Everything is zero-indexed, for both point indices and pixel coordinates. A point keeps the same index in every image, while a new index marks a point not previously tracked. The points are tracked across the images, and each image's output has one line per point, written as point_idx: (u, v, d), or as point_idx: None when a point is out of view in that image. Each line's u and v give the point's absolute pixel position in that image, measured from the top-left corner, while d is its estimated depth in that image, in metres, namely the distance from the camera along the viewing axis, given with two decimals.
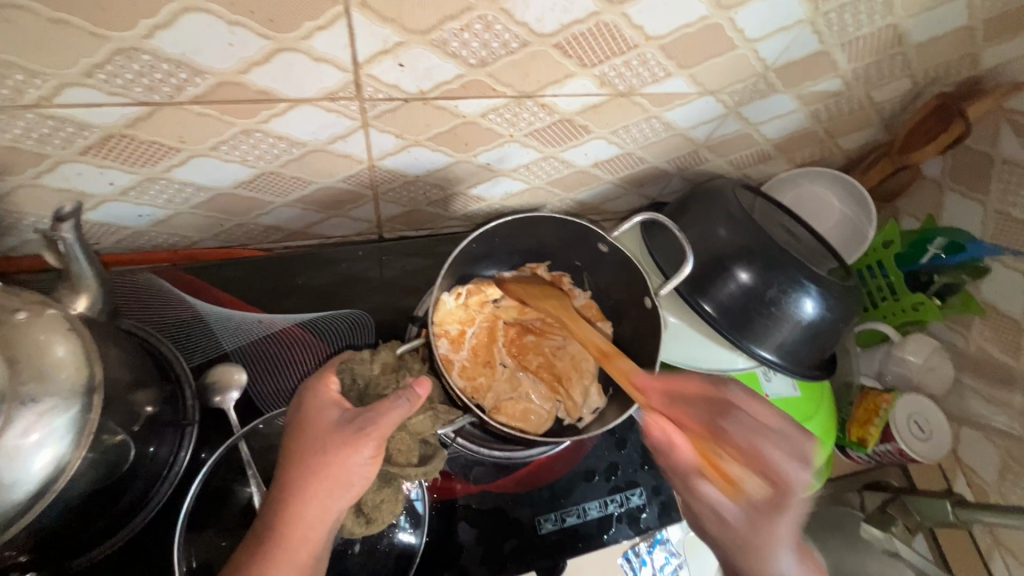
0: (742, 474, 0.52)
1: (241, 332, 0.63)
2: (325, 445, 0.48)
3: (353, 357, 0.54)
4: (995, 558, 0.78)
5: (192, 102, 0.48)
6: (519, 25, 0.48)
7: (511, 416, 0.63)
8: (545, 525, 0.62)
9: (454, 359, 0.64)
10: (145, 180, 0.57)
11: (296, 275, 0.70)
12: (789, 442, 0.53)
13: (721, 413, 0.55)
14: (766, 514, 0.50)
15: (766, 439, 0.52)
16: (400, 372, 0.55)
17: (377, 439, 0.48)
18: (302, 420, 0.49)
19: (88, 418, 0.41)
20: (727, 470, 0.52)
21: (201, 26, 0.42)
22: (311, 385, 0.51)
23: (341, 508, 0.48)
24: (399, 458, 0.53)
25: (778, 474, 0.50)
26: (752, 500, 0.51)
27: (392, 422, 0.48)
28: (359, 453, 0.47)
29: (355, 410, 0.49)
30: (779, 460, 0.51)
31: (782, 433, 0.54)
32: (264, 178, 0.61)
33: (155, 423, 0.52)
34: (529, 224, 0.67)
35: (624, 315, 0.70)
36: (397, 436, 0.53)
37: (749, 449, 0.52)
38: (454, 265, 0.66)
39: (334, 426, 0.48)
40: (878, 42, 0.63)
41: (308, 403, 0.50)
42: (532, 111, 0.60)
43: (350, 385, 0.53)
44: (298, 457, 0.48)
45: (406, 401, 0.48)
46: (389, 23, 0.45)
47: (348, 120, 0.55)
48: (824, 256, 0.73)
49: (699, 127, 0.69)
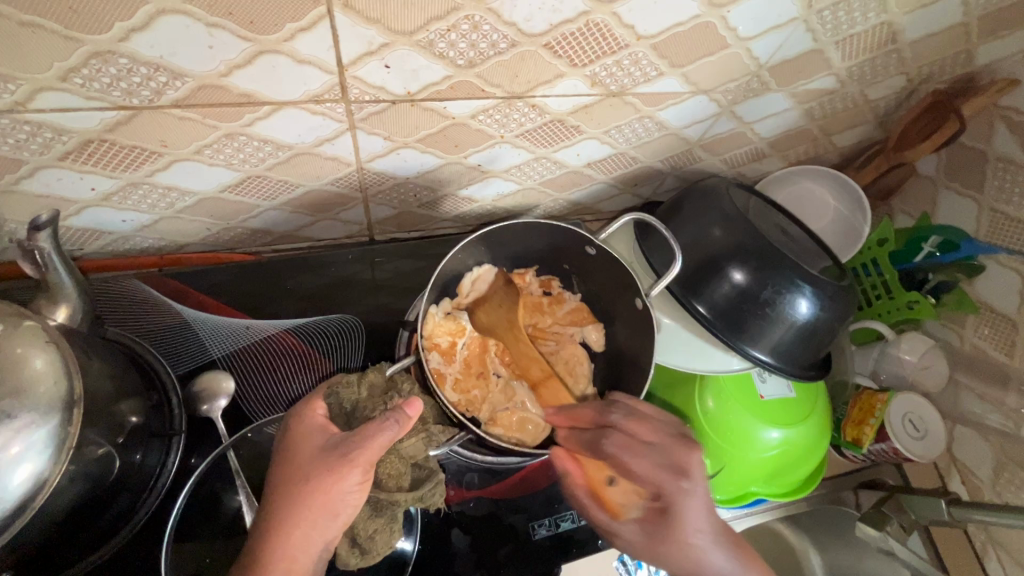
0: (624, 494, 0.56)
1: (228, 338, 0.63)
2: (312, 473, 0.47)
3: (340, 381, 0.53)
4: (990, 556, 0.79)
5: (173, 106, 0.47)
6: (508, 25, 0.47)
7: (508, 427, 0.62)
8: (539, 531, 0.61)
9: (447, 373, 0.64)
10: (128, 185, 0.56)
11: (285, 280, 0.69)
12: (662, 453, 0.54)
13: (600, 435, 0.56)
14: (655, 523, 0.53)
15: (642, 455, 0.54)
16: (389, 394, 0.54)
17: (364, 465, 0.47)
18: (289, 446, 0.49)
19: (68, 430, 0.40)
20: (614, 495, 0.56)
21: (179, 28, 0.41)
22: (296, 411, 0.51)
23: (325, 539, 0.47)
24: (390, 483, 0.52)
25: (651, 484, 0.53)
26: (639, 516, 0.54)
27: (378, 447, 0.47)
28: (346, 480, 0.47)
29: (340, 435, 0.49)
30: (653, 474, 0.53)
31: (655, 446, 0.54)
32: (250, 181, 0.59)
33: (142, 431, 0.52)
34: (517, 231, 0.66)
35: (617, 316, 0.69)
36: (386, 459, 0.52)
37: (627, 467, 0.55)
38: (440, 276, 0.64)
39: (319, 453, 0.48)
40: (872, 40, 0.62)
41: (294, 429, 0.50)
42: (523, 111, 0.59)
43: (337, 410, 0.52)
44: (286, 485, 0.48)
45: (394, 424, 0.47)
46: (374, 24, 0.44)
47: (335, 122, 0.54)
48: (819, 257, 0.73)
49: (692, 126, 0.69)
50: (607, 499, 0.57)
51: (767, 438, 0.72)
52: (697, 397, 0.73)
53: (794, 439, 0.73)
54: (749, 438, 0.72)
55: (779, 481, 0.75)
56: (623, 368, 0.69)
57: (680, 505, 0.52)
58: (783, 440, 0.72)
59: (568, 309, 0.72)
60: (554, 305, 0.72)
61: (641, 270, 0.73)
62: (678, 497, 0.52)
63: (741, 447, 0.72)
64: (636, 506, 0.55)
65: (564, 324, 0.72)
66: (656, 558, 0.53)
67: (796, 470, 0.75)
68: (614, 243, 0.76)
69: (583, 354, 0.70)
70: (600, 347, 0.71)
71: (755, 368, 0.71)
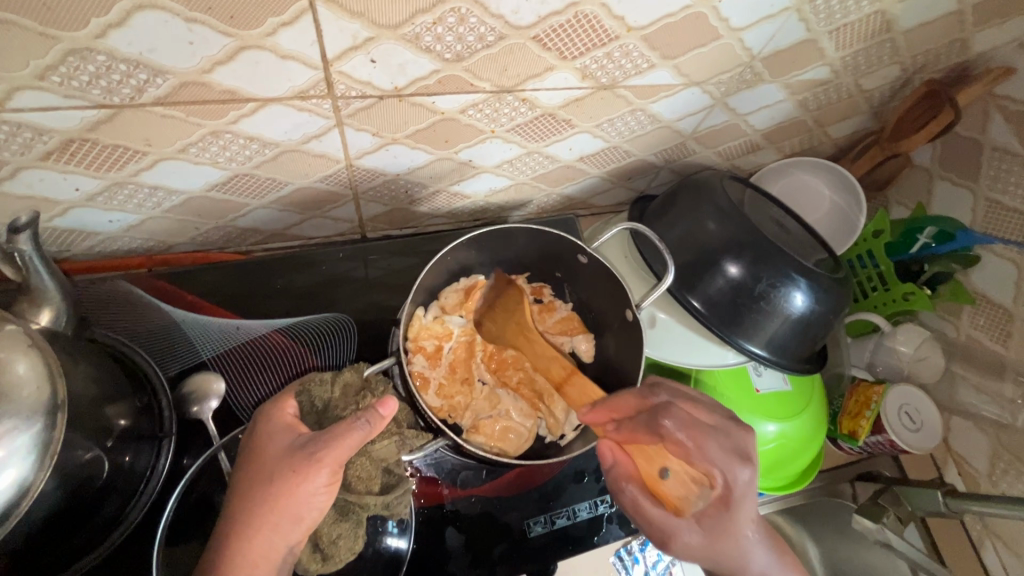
0: (682, 487, 0.52)
1: (219, 339, 0.62)
2: (277, 473, 0.45)
3: (312, 379, 0.52)
4: (987, 546, 0.79)
5: (155, 104, 0.46)
6: (495, 17, 0.46)
7: (490, 435, 0.62)
8: (534, 528, 0.61)
9: (431, 377, 0.63)
10: (113, 185, 0.55)
11: (275, 279, 0.68)
12: (729, 438, 0.52)
13: (660, 416, 0.52)
14: (714, 516, 0.51)
15: (708, 440, 0.50)
16: (364, 392, 0.52)
17: (332, 465, 0.45)
18: (255, 446, 0.47)
19: (52, 435, 0.39)
20: (670, 490, 0.52)
21: (157, 24, 0.40)
22: (265, 410, 0.49)
23: (288, 543, 0.46)
24: (359, 486, 0.51)
25: (712, 472, 0.50)
26: (697, 512, 0.51)
27: (348, 447, 0.45)
28: (311, 482, 0.45)
29: (308, 435, 0.47)
30: (722, 460, 0.50)
31: (721, 430, 0.52)
32: (237, 180, 0.59)
33: (132, 434, 0.51)
34: (504, 235, 0.65)
35: (607, 328, 0.69)
36: (356, 462, 0.51)
37: (690, 452, 0.51)
38: (424, 281, 0.64)
39: (283, 454, 0.46)
40: (866, 28, 0.62)
41: (260, 429, 0.48)
42: (513, 105, 0.58)
43: (310, 408, 0.50)
44: (249, 485, 0.46)
45: (366, 425, 0.45)
46: (357, 17, 0.43)
47: (321, 119, 0.53)
48: (813, 248, 0.72)
49: (686, 118, 0.68)
50: (662, 493, 0.53)
51: (763, 432, 0.72)
52: None
53: (790, 433, 0.73)
54: None
55: (775, 476, 0.75)
56: (615, 365, 0.68)
57: (741, 497, 0.50)
58: (780, 433, 0.72)
59: (558, 318, 0.70)
60: (545, 313, 0.70)
61: (629, 275, 0.73)
62: (742, 486, 0.50)
63: None
64: (697, 499, 0.51)
65: (554, 333, 0.70)
66: (709, 553, 0.52)
67: (792, 464, 0.75)
68: (607, 249, 0.76)
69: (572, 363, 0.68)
70: (590, 358, 0.70)
71: (750, 362, 0.71)
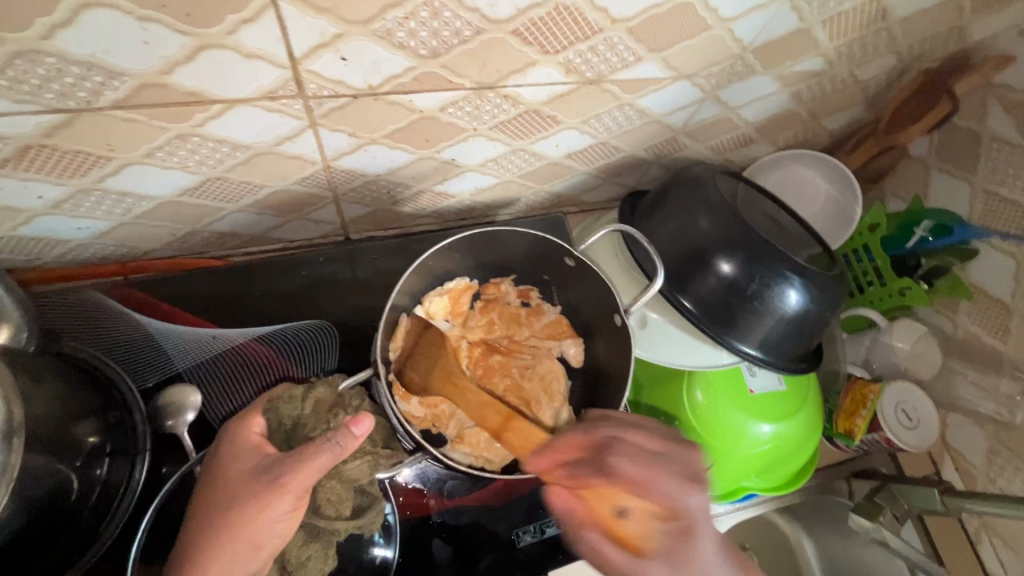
0: (641, 524, 0.50)
1: (194, 349, 0.60)
2: (240, 497, 0.45)
3: (280, 396, 0.49)
4: (984, 542, 0.78)
5: (114, 107, 0.44)
6: (471, 11, 0.44)
7: (475, 446, 0.61)
8: (523, 538, 0.59)
9: (416, 387, 0.61)
10: (78, 192, 0.53)
11: (254, 285, 0.66)
12: (676, 462, 0.52)
13: (607, 452, 0.52)
14: (679, 547, 0.49)
15: (661, 470, 0.51)
16: (335, 410, 0.50)
17: (299, 489, 0.44)
18: (217, 468, 0.46)
19: (8, 458, 0.37)
20: (629, 528, 0.50)
21: (108, 23, 0.37)
22: (228, 430, 0.47)
23: (248, 570, 0.45)
24: (329, 510, 0.49)
25: (670, 502, 0.50)
26: (663, 548, 0.49)
27: (314, 472, 0.44)
28: (274, 508, 0.44)
29: (274, 458, 0.46)
30: (674, 488, 0.50)
31: (668, 456, 0.53)
32: (210, 184, 0.56)
33: (102, 449, 0.49)
34: (492, 238, 0.64)
35: (596, 332, 0.67)
36: (326, 485, 0.49)
37: (644, 487, 0.50)
38: (407, 287, 0.62)
39: (246, 478, 0.45)
40: (861, 17, 0.59)
41: (224, 450, 0.47)
42: (494, 103, 0.56)
43: (277, 426, 0.49)
44: (210, 509, 0.45)
45: (337, 447, 0.44)
46: (324, 13, 0.41)
47: (294, 120, 0.51)
48: (807, 243, 0.70)
49: (675, 113, 0.66)
50: (622, 534, 0.51)
51: (758, 433, 0.70)
52: (686, 394, 0.70)
53: (785, 433, 0.71)
54: (739, 435, 0.70)
55: (770, 475, 0.74)
56: (604, 369, 0.67)
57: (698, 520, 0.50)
58: (775, 434, 0.71)
59: (546, 322, 0.69)
60: (532, 317, 0.69)
61: (619, 277, 0.71)
62: (700, 511, 0.50)
63: (732, 445, 0.70)
64: (660, 534, 0.50)
65: (542, 338, 0.69)
66: None
67: (788, 463, 0.73)
68: (596, 250, 0.73)
69: (560, 368, 0.68)
70: (578, 363, 0.68)
71: (744, 362, 0.69)
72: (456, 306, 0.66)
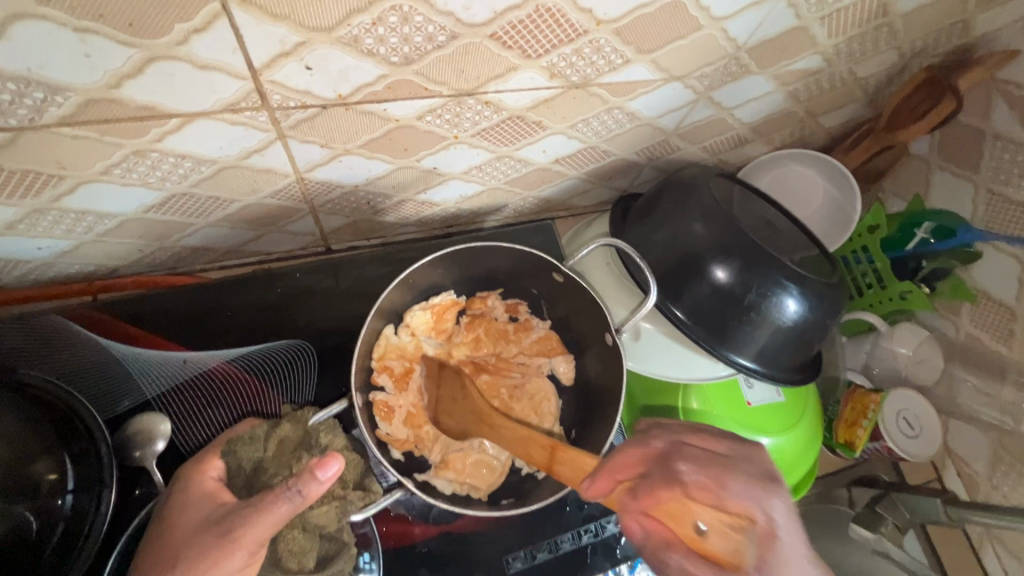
0: (725, 539, 0.44)
1: (163, 375, 0.57)
2: (192, 550, 0.43)
3: (240, 438, 0.49)
4: (986, 548, 0.77)
5: (60, 124, 0.41)
6: (444, 15, 0.41)
7: (460, 471, 0.60)
8: (514, 564, 0.57)
9: (397, 408, 0.60)
10: (33, 213, 0.49)
11: (229, 301, 0.63)
12: (747, 464, 0.50)
13: (671, 460, 0.49)
14: (770, 549, 0.43)
15: (726, 472, 0.48)
16: (299, 451, 0.50)
17: (255, 540, 0.43)
18: (168, 517, 0.45)
19: None
20: (715, 544, 0.44)
21: (41, 35, 0.34)
22: (186, 474, 0.47)
23: None
24: (291, 563, 0.47)
25: (745, 507, 0.46)
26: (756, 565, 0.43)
27: (269, 525, 0.43)
28: (225, 563, 0.43)
29: (229, 507, 0.45)
30: (746, 493, 0.46)
31: (740, 455, 0.51)
32: (176, 200, 0.53)
33: (64, 484, 0.47)
34: (480, 251, 0.62)
35: (587, 348, 0.65)
36: (288, 535, 0.48)
37: (715, 491, 0.46)
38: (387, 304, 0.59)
39: (199, 530, 0.44)
40: (862, 13, 0.56)
41: (178, 497, 0.46)
42: (475, 109, 0.52)
43: (236, 470, 0.48)
44: (156, 564, 0.43)
45: (298, 495, 0.42)
46: (283, 20, 0.37)
47: (260, 132, 0.47)
48: (806, 247, 0.67)
49: (667, 115, 0.63)
50: (711, 553, 0.44)
51: None
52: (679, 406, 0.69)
53: (785, 447, 0.69)
54: None
55: None
56: (596, 386, 0.64)
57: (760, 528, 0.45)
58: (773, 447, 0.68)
59: (534, 338, 0.66)
60: (521, 333, 0.66)
61: (612, 289, 0.68)
62: (781, 518, 0.46)
63: None
64: (746, 546, 0.43)
65: (531, 355, 0.66)
66: None
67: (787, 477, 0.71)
68: (588, 261, 0.71)
69: (549, 387, 0.65)
70: (569, 381, 0.66)
71: (740, 373, 0.67)
72: (438, 322, 0.64)
